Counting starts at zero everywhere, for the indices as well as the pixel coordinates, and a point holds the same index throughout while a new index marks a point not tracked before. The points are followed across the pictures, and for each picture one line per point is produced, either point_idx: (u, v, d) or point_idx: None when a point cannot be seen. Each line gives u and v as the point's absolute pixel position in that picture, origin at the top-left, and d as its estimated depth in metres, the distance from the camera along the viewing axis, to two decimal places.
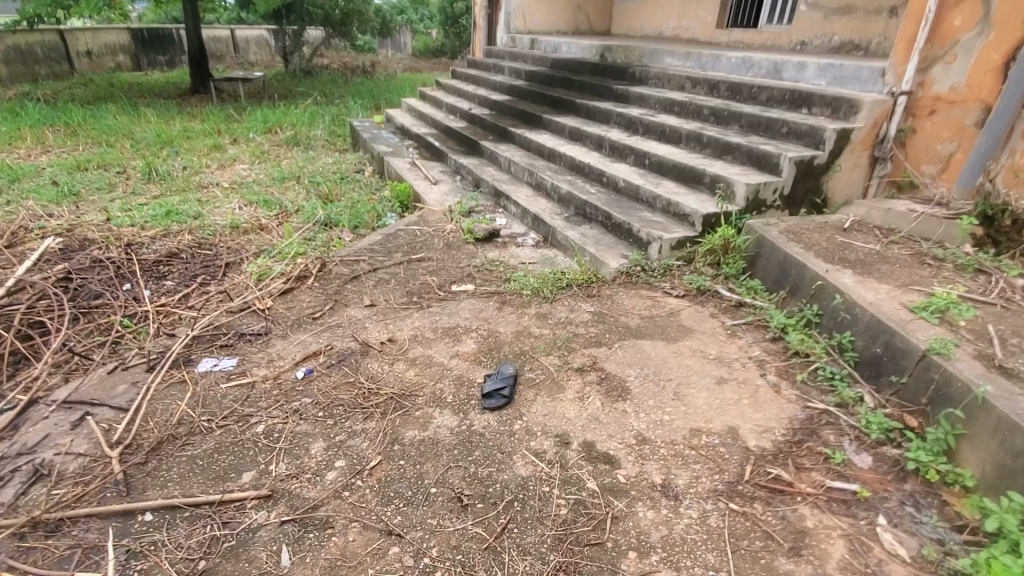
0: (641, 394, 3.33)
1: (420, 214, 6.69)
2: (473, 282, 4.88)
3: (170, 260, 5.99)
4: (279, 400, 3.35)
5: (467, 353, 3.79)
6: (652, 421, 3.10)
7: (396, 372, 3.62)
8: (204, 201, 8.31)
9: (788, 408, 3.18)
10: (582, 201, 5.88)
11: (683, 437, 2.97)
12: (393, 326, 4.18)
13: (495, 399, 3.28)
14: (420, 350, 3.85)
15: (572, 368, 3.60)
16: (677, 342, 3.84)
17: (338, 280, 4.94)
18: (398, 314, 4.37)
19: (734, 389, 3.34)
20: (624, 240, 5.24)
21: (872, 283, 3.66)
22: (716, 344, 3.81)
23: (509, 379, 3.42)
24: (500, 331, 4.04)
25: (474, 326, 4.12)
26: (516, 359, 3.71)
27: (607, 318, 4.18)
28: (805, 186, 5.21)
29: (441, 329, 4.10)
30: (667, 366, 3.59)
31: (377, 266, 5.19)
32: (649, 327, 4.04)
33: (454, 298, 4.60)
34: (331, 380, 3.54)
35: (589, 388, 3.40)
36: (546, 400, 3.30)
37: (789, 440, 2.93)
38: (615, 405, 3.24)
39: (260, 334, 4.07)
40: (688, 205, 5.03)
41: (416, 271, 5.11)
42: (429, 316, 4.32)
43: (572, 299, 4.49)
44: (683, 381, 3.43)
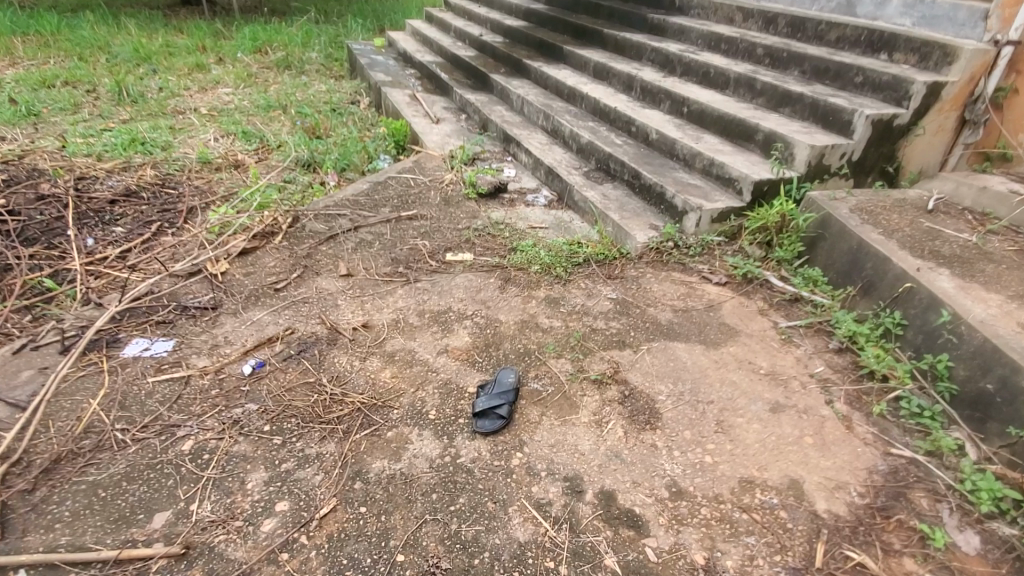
0: (675, 422, 2.62)
1: (415, 159, 5.78)
2: (472, 250, 4.07)
3: (125, 200, 5.20)
4: (217, 406, 2.68)
5: (456, 350, 3.06)
6: (689, 463, 2.41)
7: (368, 372, 2.90)
8: (177, 129, 7.37)
9: (863, 454, 2.47)
10: (606, 153, 4.97)
11: (728, 492, 2.28)
12: (370, 306, 3.43)
13: (490, 421, 2.56)
14: (400, 341, 3.11)
15: (588, 377, 2.87)
16: (719, 348, 3.09)
17: (310, 239, 4.14)
18: (377, 290, 3.59)
19: (792, 422, 2.63)
20: (654, 205, 4.39)
21: (977, 290, 2.84)
22: (767, 353, 3.06)
23: (507, 396, 2.66)
24: (502, 320, 3.29)
25: (470, 310, 3.37)
26: (518, 361, 2.98)
27: (631, 308, 3.41)
28: (879, 151, 4.26)
29: (430, 312, 3.35)
30: (706, 382, 2.85)
31: (359, 223, 4.37)
32: (683, 324, 3.27)
33: (449, 271, 3.81)
34: (286, 380, 2.83)
35: (609, 409, 2.69)
36: (554, 424, 2.60)
37: (867, 505, 2.24)
38: (641, 436, 2.54)
39: (207, 308, 3.35)
40: (735, 168, 4.14)
41: (405, 232, 4.29)
42: (416, 293, 3.55)
43: (590, 280, 3.70)
44: (728, 405, 2.71)
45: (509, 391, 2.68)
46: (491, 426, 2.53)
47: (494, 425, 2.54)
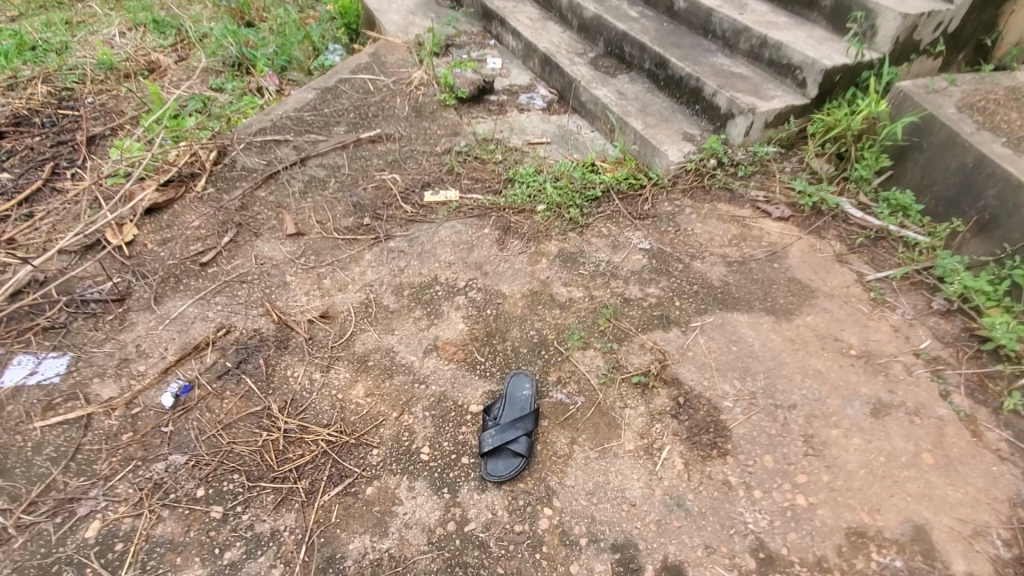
0: (750, 444, 1.97)
1: (372, 50, 4.52)
2: (457, 183, 3.11)
3: (9, 131, 4.05)
4: (132, 462, 1.96)
5: (449, 346, 2.30)
6: (777, 510, 1.81)
7: (333, 391, 2.16)
8: (75, 23, 5.85)
9: (1001, 477, 1.87)
10: (618, 32, 3.81)
11: (834, 554, 1.71)
12: (329, 281, 2.58)
13: (504, 463, 1.90)
14: (372, 337, 2.34)
15: (628, 379, 2.16)
16: (792, 319, 2.36)
17: (241, 182, 3.17)
18: (335, 256, 2.71)
19: (901, 432, 2.00)
20: (686, 105, 3.39)
21: None
22: (857, 324, 2.34)
23: (522, 423, 1.94)
24: (505, 294, 2.49)
25: (463, 282, 2.55)
26: (533, 359, 2.24)
27: (671, 263, 2.60)
28: (986, 15, 3.19)
29: (409, 289, 2.53)
30: (783, 375, 2.16)
31: (305, 152, 3.34)
32: (743, 284, 2.50)
33: (429, 218, 2.89)
34: (222, 412, 2.10)
35: (660, 428, 2.01)
36: (590, 458, 1.94)
37: (1018, 562, 1.69)
38: (707, 470, 1.90)
39: (111, 302, 2.51)
40: (797, 50, 3.10)
41: (367, 162, 3.29)
42: (389, 257, 2.70)
43: (615, 220, 2.82)
44: (814, 411, 2.05)
45: (523, 416, 1.95)
46: (505, 472, 1.88)
47: (509, 469, 1.89)
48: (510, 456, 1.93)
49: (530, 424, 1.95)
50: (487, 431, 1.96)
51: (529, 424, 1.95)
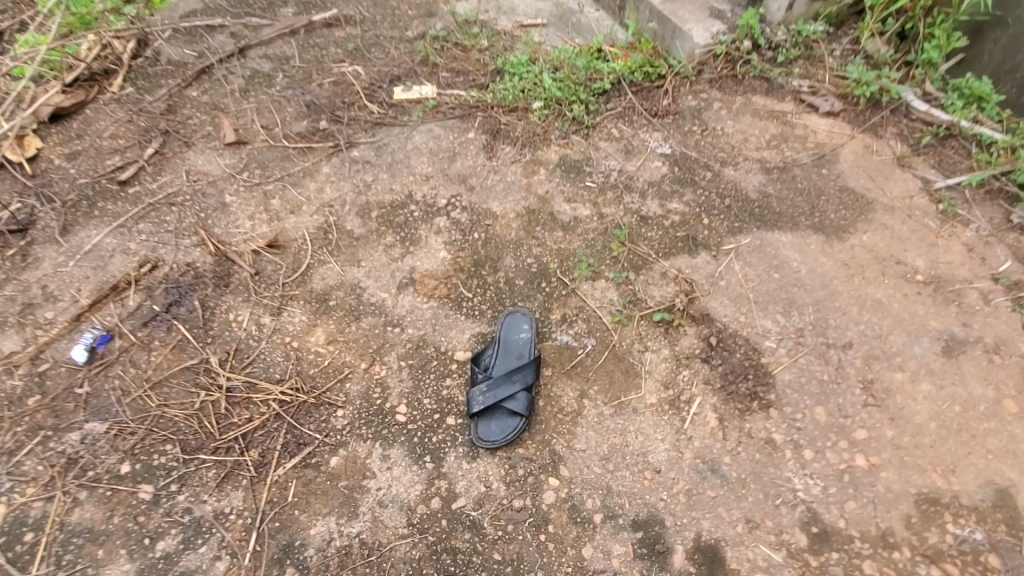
0: (797, 393, 1.62)
1: None
2: (434, 76, 2.51)
3: None
4: (41, 433, 1.59)
5: (429, 280, 1.86)
6: (832, 475, 1.49)
7: (286, 339, 1.76)
8: None
9: None
10: None
11: (902, 527, 1.42)
12: (277, 201, 2.09)
13: (497, 425, 1.55)
14: (332, 270, 1.89)
15: (648, 317, 1.76)
16: (846, 237, 1.93)
17: (166, 79, 2.58)
18: (286, 170, 2.20)
19: (978, 374, 1.65)
20: None
21: None
22: (924, 243, 1.93)
23: (520, 375, 1.57)
24: (496, 213, 2.02)
25: (444, 198, 2.06)
26: (531, 294, 1.82)
27: (697, 170, 2.12)
28: None
29: (377, 210, 2.03)
30: (836, 308, 1.77)
31: (245, 40, 2.71)
32: (785, 196, 2.04)
33: (400, 121, 2.34)
34: (150, 367, 1.71)
35: (688, 376, 1.65)
36: (604, 415, 1.59)
37: None
38: (746, 427, 1.56)
39: (10, 233, 2.02)
40: None
41: (321, 50, 2.66)
42: (350, 167, 2.17)
43: (628, 118, 2.30)
44: (874, 352, 1.69)
45: (523, 368, 1.58)
46: (498, 436, 1.54)
47: (502, 432, 1.54)
48: (504, 416, 1.57)
49: (531, 378, 1.58)
50: (476, 385, 1.59)
51: (529, 378, 1.58)
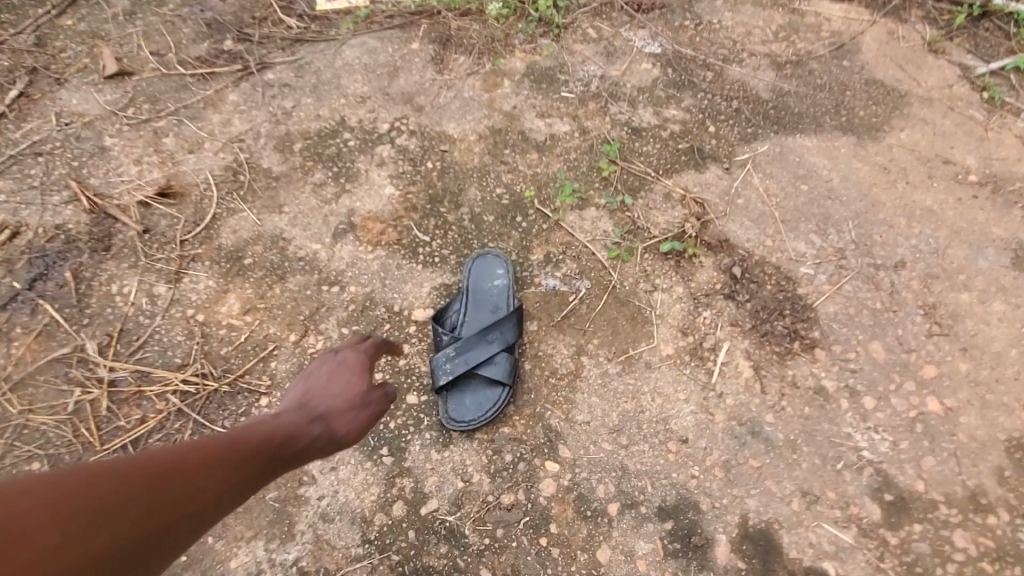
0: (846, 328, 1.29)
1: None
2: None
3: None
4: None
5: (373, 223, 1.45)
6: (901, 426, 1.18)
7: (189, 312, 1.34)
8: None
9: None
10: None
11: (995, 484, 1.13)
12: (172, 140, 1.64)
13: (472, 399, 1.19)
14: (246, 220, 1.46)
15: (652, 249, 1.40)
16: (881, 138, 1.59)
17: (35, 10, 1.95)
18: (182, 102, 1.73)
19: None
20: None
21: None
22: (972, 138, 1.60)
23: (497, 333, 1.20)
24: (452, 135, 1.60)
25: (385, 122, 1.63)
26: (505, 232, 1.44)
27: (695, 70, 1.73)
28: None
29: (300, 141, 1.60)
30: (880, 222, 1.44)
31: None
32: (804, 94, 1.68)
33: (326, 35, 1.88)
34: (5, 364, 1.28)
35: (710, 318, 1.30)
36: (609, 375, 1.23)
37: None
38: (788, 375, 1.23)
39: None
40: None
41: None
42: (265, 93, 1.72)
43: (607, 14, 1.88)
44: (932, 270, 1.36)
45: (500, 322, 1.20)
46: (473, 413, 1.18)
47: (480, 407, 1.18)
48: (481, 386, 1.21)
49: (511, 335, 1.21)
50: (441, 350, 1.22)
51: (509, 335, 1.21)
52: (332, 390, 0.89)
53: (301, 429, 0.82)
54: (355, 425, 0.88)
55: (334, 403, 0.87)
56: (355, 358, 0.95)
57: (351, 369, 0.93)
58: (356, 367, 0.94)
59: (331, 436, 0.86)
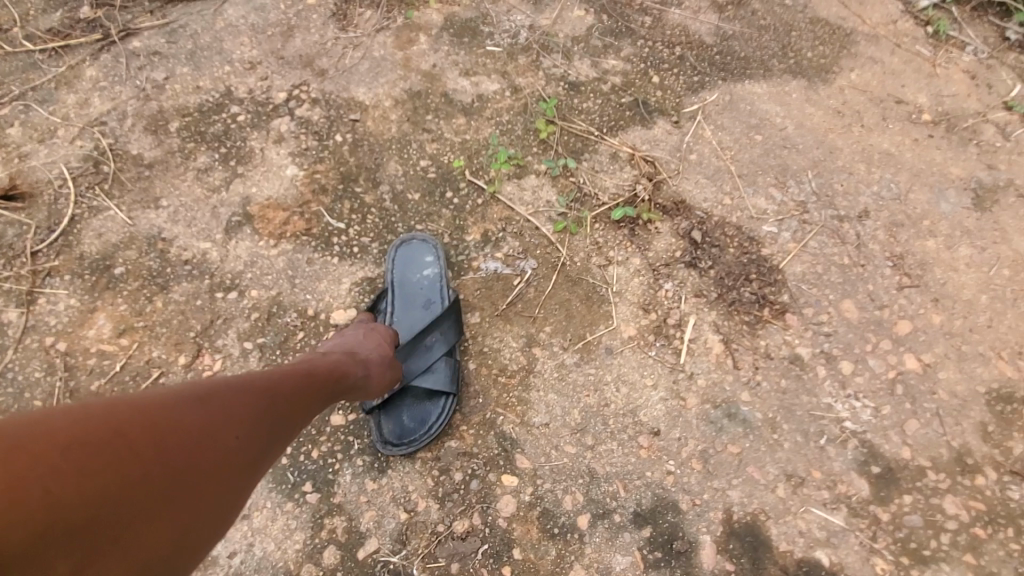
0: (816, 289, 1.18)
1: None
2: None
3: None
4: None
5: (274, 211, 1.21)
6: (883, 390, 1.09)
7: (48, 341, 1.09)
8: None
9: None
10: None
11: (980, 441, 1.05)
12: (15, 130, 1.33)
13: (410, 416, 1.01)
14: (113, 220, 1.19)
15: (603, 218, 1.24)
16: (831, 79, 1.48)
17: None
18: (29, 83, 1.41)
19: (1018, 226, 1.29)
20: None
21: None
22: (922, 75, 1.52)
23: (436, 339, 1.02)
24: (364, 102, 1.37)
25: (282, 91, 1.38)
26: (433, 210, 1.24)
27: (633, 15, 1.56)
28: None
29: (178, 119, 1.32)
30: (840, 170, 1.33)
31: None
32: (749, 36, 1.54)
33: None
34: None
35: (673, 291, 1.16)
36: (566, 367, 1.08)
37: None
38: (760, 347, 1.12)
39: None
40: None
41: None
42: (130, 63, 1.42)
43: None
44: (897, 218, 1.27)
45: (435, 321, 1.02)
46: (416, 430, 1.00)
47: (422, 422, 1.01)
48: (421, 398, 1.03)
49: (453, 336, 1.03)
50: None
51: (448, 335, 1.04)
52: (370, 346, 0.93)
53: (349, 368, 0.85)
54: (386, 383, 0.92)
55: (372, 355, 0.91)
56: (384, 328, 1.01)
57: (383, 333, 0.99)
58: (387, 335, 0.99)
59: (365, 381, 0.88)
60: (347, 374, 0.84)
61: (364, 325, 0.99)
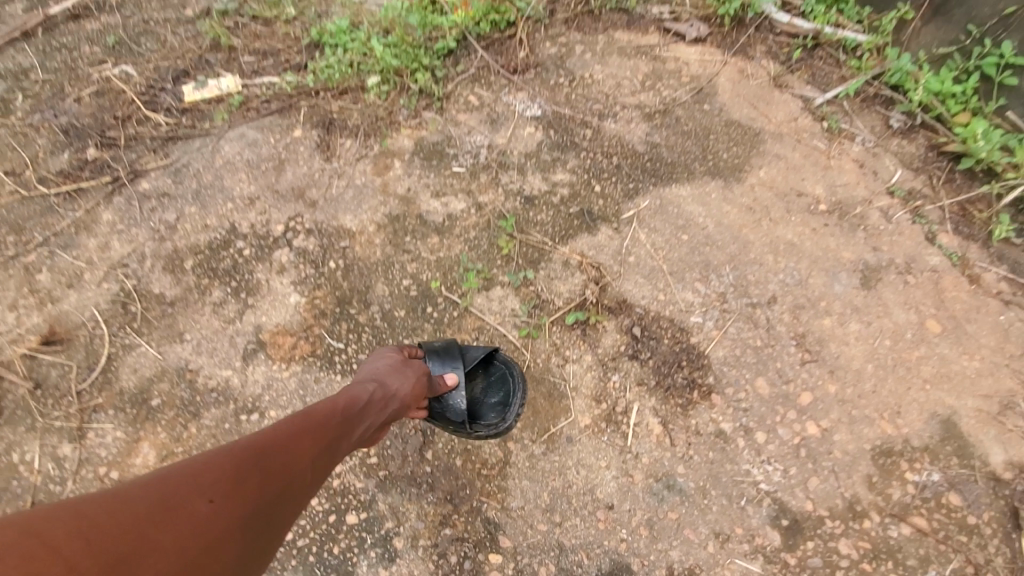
0: (735, 370, 1.45)
1: None
2: (234, 64, 1.98)
3: None
4: None
5: (283, 337, 1.44)
6: (790, 453, 1.35)
7: (101, 470, 1.31)
8: None
9: (1011, 328, 1.55)
10: None
11: (866, 490, 1.32)
12: (46, 276, 1.53)
13: (491, 392, 1.36)
14: (145, 356, 1.42)
15: (560, 321, 1.49)
16: (744, 178, 1.77)
17: None
18: (50, 228, 1.61)
19: (898, 299, 1.58)
20: None
21: None
22: (817, 167, 1.81)
23: (444, 351, 1.30)
24: (351, 229, 1.61)
25: (279, 223, 1.61)
26: (417, 325, 1.48)
27: (575, 129, 1.84)
28: None
29: (191, 257, 1.55)
30: (753, 262, 1.61)
31: None
32: (674, 143, 1.83)
33: (200, 129, 1.81)
34: None
35: (620, 382, 1.42)
36: (535, 456, 1.33)
37: None
38: (692, 425, 1.37)
39: None
40: None
41: (71, 54, 2.00)
42: (143, 205, 1.64)
43: (485, 81, 1.94)
44: (799, 301, 1.55)
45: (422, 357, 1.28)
46: (506, 392, 1.36)
47: (502, 386, 1.37)
48: (487, 377, 1.38)
49: (441, 345, 1.31)
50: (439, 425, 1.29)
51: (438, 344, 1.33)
52: (376, 369, 1.12)
53: (360, 392, 1.02)
54: (401, 392, 1.10)
55: (380, 373, 1.11)
56: (389, 351, 1.21)
57: (387, 355, 1.19)
58: (391, 355, 1.19)
59: (381, 393, 1.06)
60: (360, 397, 1.02)
61: (370, 356, 1.20)
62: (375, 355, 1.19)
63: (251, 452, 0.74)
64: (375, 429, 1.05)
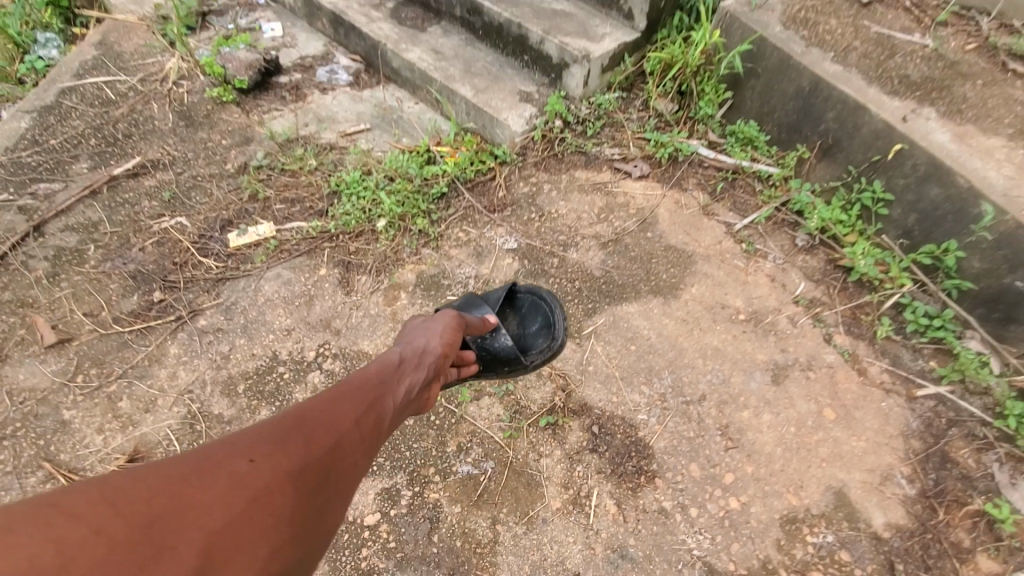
0: (673, 457, 1.85)
1: (98, 37, 3.25)
2: (268, 212, 2.45)
3: None
4: None
5: None
6: (716, 524, 1.74)
7: None
8: None
9: (891, 412, 1.97)
10: None
11: (776, 551, 1.70)
12: (127, 403, 1.94)
13: (530, 325, 1.99)
14: None
15: (535, 423, 1.90)
16: (679, 295, 2.23)
17: None
18: (127, 362, 2.03)
19: (801, 393, 2.00)
20: (512, 56, 2.89)
21: (973, 135, 2.14)
22: (738, 282, 2.28)
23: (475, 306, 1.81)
24: (369, 353, 2.04)
25: (311, 350, 2.03)
26: (422, 431, 1.88)
27: (544, 258, 2.31)
28: None
29: (243, 381, 1.96)
30: (686, 366, 2.04)
31: (39, 215, 2.42)
32: (623, 267, 2.30)
33: (243, 270, 2.26)
34: None
35: (583, 471, 1.81)
36: (518, 535, 1.70)
37: (921, 496, 1.81)
38: (640, 504, 1.76)
39: None
40: None
41: (134, 208, 2.46)
42: (203, 338, 2.07)
43: (472, 220, 2.43)
44: (723, 398, 1.98)
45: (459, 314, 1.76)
46: (542, 318, 2.00)
47: (537, 316, 2.00)
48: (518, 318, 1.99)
49: (467, 303, 1.82)
50: (501, 367, 1.80)
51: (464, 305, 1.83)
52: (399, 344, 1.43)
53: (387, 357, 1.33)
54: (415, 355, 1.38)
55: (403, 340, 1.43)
56: (405, 329, 1.51)
57: (405, 331, 1.50)
58: (411, 327, 1.51)
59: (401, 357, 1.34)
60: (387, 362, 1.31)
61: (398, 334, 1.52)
62: (407, 329, 1.52)
63: (293, 421, 0.96)
64: (415, 379, 1.33)
